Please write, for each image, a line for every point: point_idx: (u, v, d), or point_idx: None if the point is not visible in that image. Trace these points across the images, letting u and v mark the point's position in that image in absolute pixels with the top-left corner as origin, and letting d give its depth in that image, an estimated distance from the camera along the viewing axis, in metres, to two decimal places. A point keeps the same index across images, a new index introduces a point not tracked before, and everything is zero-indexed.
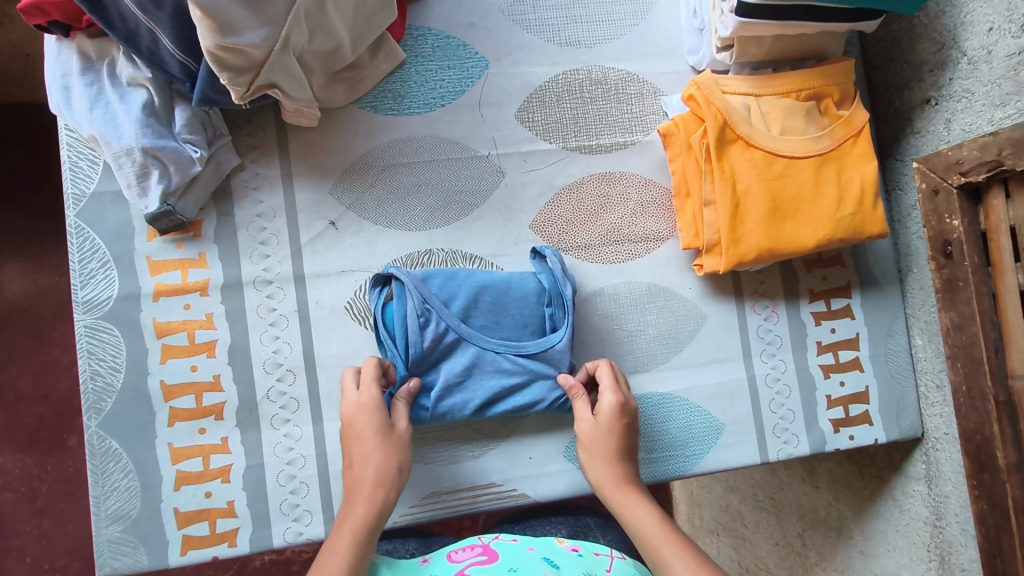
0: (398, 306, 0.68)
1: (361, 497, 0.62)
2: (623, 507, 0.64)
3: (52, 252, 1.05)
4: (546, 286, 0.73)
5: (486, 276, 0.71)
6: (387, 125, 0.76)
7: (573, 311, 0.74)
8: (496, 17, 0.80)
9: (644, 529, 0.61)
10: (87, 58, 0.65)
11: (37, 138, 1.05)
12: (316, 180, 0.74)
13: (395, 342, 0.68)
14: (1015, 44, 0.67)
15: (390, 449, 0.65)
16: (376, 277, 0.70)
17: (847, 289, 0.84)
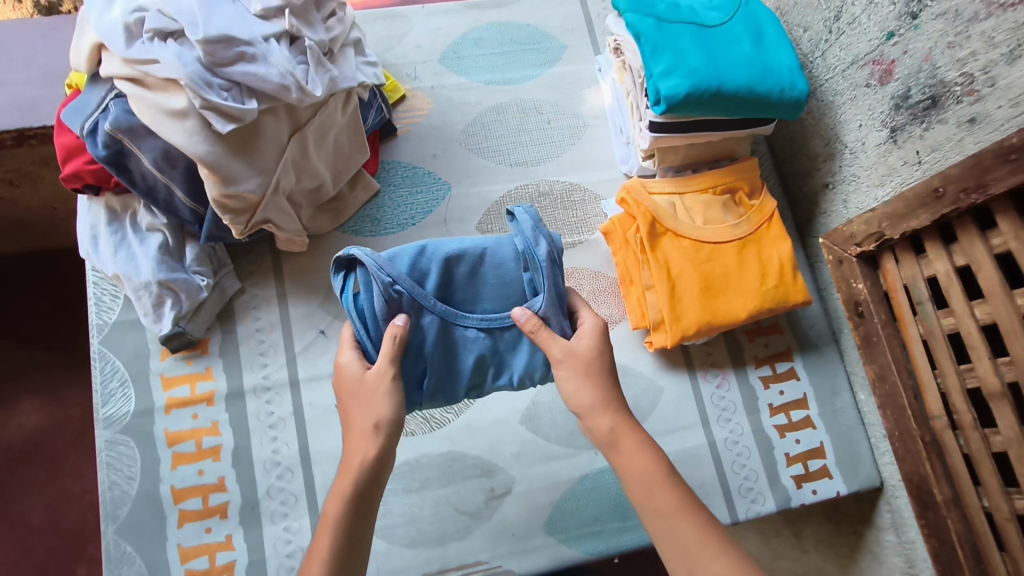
0: (365, 298, 0.61)
1: (354, 464, 0.60)
2: (617, 440, 0.61)
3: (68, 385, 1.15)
4: (520, 248, 0.62)
5: (456, 243, 0.62)
6: (367, 244, 0.89)
7: (555, 271, 0.63)
8: (454, 148, 0.95)
9: (638, 468, 0.59)
10: (113, 212, 0.79)
11: (61, 284, 1.18)
12: (307, 296, 0.86)
13: (368, 333, 0.62)
14: (880, 136, 0.81)
15: (366, 402, 0.61)
16: (337, 262, 0.61)
17: (788, 353, 0.93)
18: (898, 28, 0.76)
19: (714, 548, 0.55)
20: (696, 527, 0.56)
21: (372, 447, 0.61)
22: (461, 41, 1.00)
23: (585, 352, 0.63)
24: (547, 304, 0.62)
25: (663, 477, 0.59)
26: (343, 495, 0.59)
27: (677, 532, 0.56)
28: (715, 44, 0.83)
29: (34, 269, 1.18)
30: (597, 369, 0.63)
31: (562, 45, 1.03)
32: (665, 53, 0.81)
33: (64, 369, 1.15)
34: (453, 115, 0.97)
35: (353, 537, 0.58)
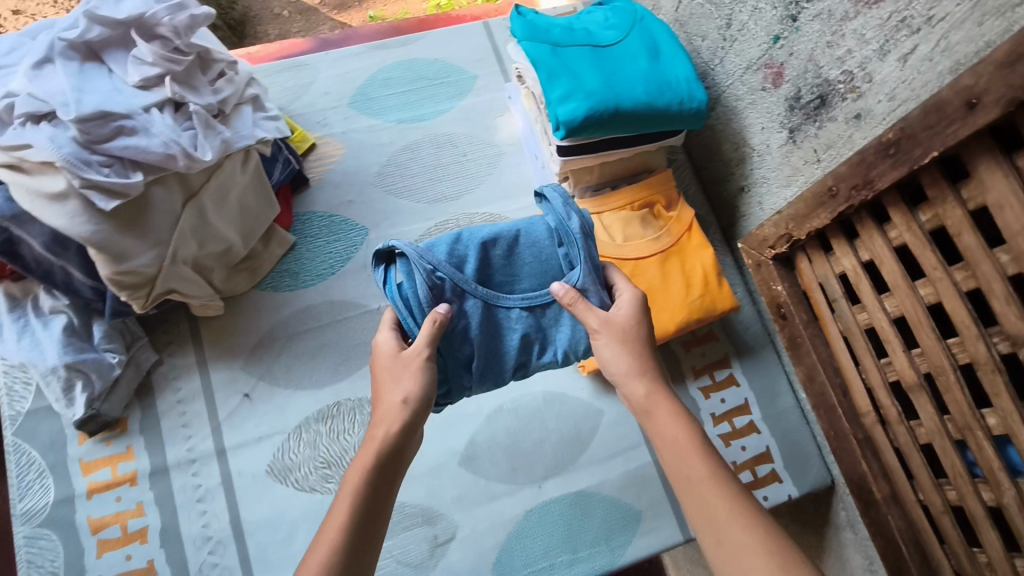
0: (410, 287, 0.59)
1: (377, 435, 0.57)
2: (651, 409, 0.59)
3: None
4: (553, 225, 0.63)
5: (491, 228, 0.62)
6: (287, 299, 0.87)
7: (590, 243, 0.63)
8: (370, 191, 0.94)
9: (669, 436, 0.57)
10: (12, 299, 0.76)
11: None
12: (228, 360, 0.84)
13: (411, 317, 0.59)
14: (781, 137, 0.81)
15: (394, 375, 0.58)
16: (377, 254, 0.59)
17: (726, 360, 0.93)
18: (782, 31, 0.76)
19: (745, 517, 0.52)
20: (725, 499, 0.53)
21: (402, 419, 0.57)
22: (370, 82, 0.99)
23: (627, 320, 0.62)
24: (585, 276, 0.61)
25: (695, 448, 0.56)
26: (363, 470, 0.55)
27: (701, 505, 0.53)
28: (611, 63, 0.84)
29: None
30: (637, 337, 0.61)
31: (472, 76, 1.02)
32: (561, 77, 0.81)
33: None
34: (366, 157, 0.95)
35: (368, 518, 0.54)
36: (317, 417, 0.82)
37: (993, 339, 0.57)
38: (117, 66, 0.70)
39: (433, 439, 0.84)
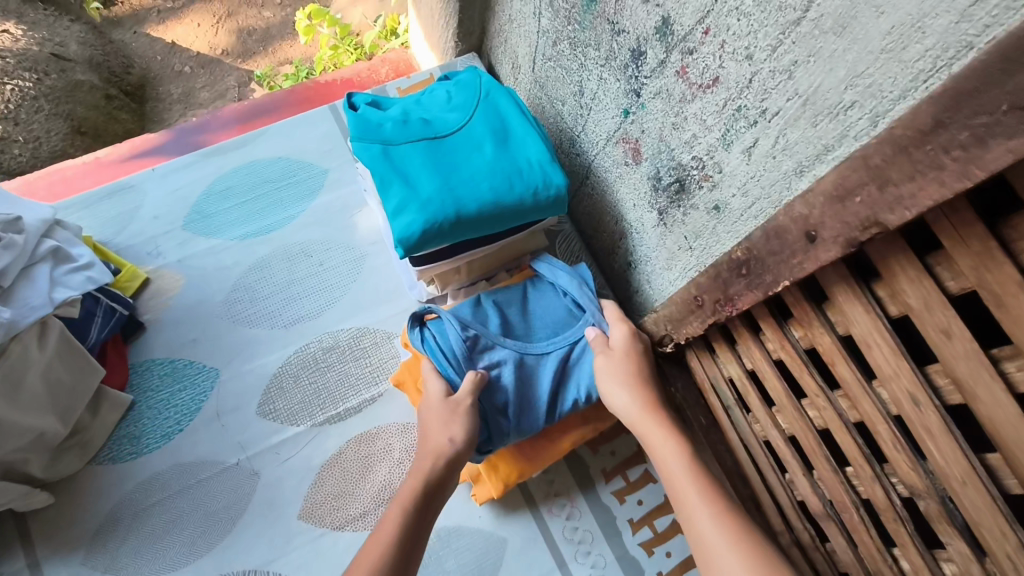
0: (444, 342, 0.74)
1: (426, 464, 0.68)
2: (648, 440, 0.66)
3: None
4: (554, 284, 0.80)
5: (505, 292, 0.80)
6: (130, 471, 0.76)
7: (588, 290, 0.78)
8: (217, 324, 0.84)
9: (667, 462, 0.63)
10: None
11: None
12: (64, 556, 0.73)
13: (453, 367, 0.73)
14: (653, 217, 0.72)
15: (448, 418, 0.70)
16: (413, 318, 0.76)
17: (640, 455, 0.83)
18: (629, 105, 0.67)
19: (728, 522, 0.57)
20: (715, 505, 0.58)
21: (449, 451, 0.68)
22: (207, 196, 0.89)
23: (616, 359, 0.71)
24: (597, 315, 0.76)
25: (692, 467, 0.62)
26: (415, 490, 0.67)
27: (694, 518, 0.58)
28: (452, 157, 0.74)
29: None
30: (628, 371, 0.70)
31: (322, 169, 0.92)
32: (395, 183, 0.71)
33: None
34: (208, 285, 0.85)
35: (412, 530, 0.64)
36: None
37: (890, 480, 0.48)
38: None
39: None
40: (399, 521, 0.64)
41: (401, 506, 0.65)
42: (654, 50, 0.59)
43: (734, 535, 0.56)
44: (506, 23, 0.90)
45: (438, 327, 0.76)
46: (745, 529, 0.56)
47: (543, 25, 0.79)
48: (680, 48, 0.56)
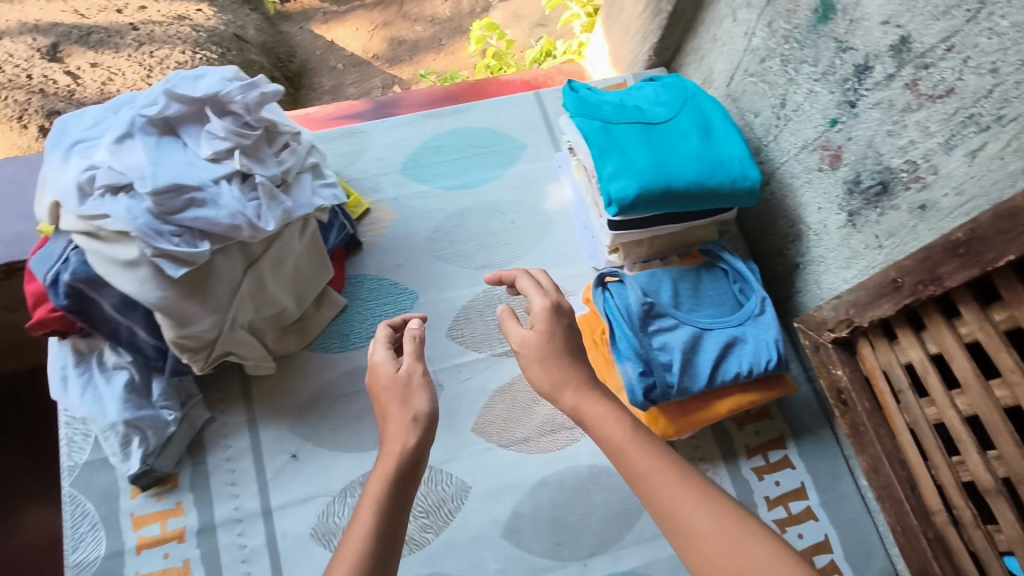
0: (623, 301, 0.84)
1: (392, 451, 0.59)
2: (585, 416, 0.62)
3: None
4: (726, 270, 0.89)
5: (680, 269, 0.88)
6: (336, 360, 0.89)
7: (756, 281, 0.87)
8: (419, 255, 0.95)
9: (615, 438, 0.59)
10: (79, 352, 0.81)
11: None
12: (276, 419, 0.85)
13: (630, 324, 0.82)
14: (840, 218, 0.81)
15: (401, 398, 0.63)
16: (597, 278, 0.86)
17: (781, 440, 0.90)
18: (839, 115, 0.76)
19: (718, 510, 0.52)
20: (676, 477, 0.55)
21: (418, 417, 0.61)
22: (420, 150, 1.03)
23: (539, 339, 0.67)
24: (763, 303, 0.85)
25: (636, 439, 0.59)
26: (385, 481, 0.57)
27: (652, 491, 0.55)
28: (663, 141, 0.85)
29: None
30: (554, 349, 0.66)
31: (521, 143, 1.04)
32: (611, 154, 0.83)
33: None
34: (416, 223, 0.97)
35: (394, 520, 0.55)
36: (362, 481, 0.83)
37: None
38: (190, 139, 0.74)
39: (475, 509, 0.83)
40: (370, 528, 0.54)
41: (374, 499, 0.55)
42: (883, 65, 0.69)
43: (703, 502, 0.53)
44: (708, 41, 1.01)
45: (617, 288, 0.85)
46: (734, 517, 0.52)
47: (753, 44, 0.90)
48: (915, 62, 0.65)
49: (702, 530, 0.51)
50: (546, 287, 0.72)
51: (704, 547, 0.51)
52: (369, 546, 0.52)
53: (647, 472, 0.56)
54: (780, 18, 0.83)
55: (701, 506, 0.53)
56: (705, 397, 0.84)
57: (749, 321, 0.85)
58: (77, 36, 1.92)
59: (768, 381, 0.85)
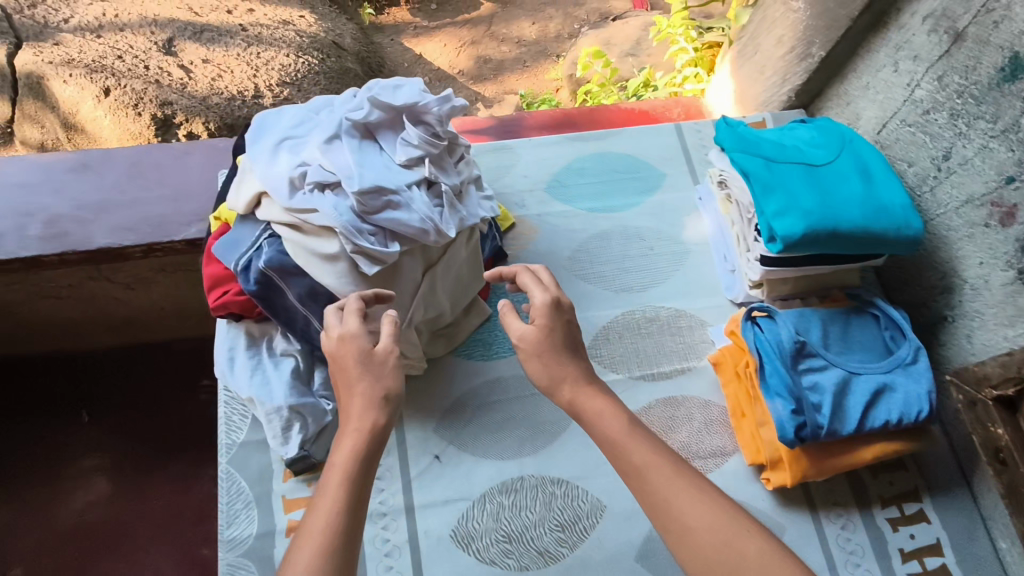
0: (775, 337, 0.85)
1: (352, 428, 0.62)
2: (580, 409, 0.68)
3: (130, 478, 1.41)
4: (875, 317, 0.89)
5: (828, 312, 0.89)
6: (480, 368, 0.92)
7: (908, 330, 0.87)
8: (561, 273, 0.98)
9: (610, 432, 0.66)
10: (251, 337, 0.85)
11: (129, 377, 1.48)
12: (422, 419, 0.89)
13: (781, 361, 0.83)
14: (1006, 275, 0.80)
15: (373, 373, 0.65)
16: (746, 312, 0.88)
17: (916, 493, 0.88)
18: (1019, 173, 0.78)
19: (712, 502, 0.60)
20: (671, 471, 0.63)
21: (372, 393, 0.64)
22: (564, 171, 1.06)
23: (538, 335, 0.71)
24: (917, 352, 0.85)
25: (632, 435, 0.65)
26: (352, 454, 0.61)
27: (647, 483, 0.62)
28: (826, 183, 0.86)
29: (90, 376, 1.48)
30: (553, 345, 0.70)
31: (660, 172, 1.07)
32: (774, 192, 0.84)
33: (140, 453, 1.43)
34: (558, 241, 1.00)
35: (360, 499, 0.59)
36: (501, 488, 0.85)
37: None
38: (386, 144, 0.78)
39: (610, 529, 0.83)
40: (338, 503, 0.57)
41: (342, 472, 0.59)
42: None
43: (699, 497, 0.61)
44: (857, 89, 1.02)
45: (768, 324, 0.86)
46: (730, 517, 0.60)
47: (916, 95, 0.91)
48: None
49: (696, 524, 0.59)
50: (547, 283, 0.76)
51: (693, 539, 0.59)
52: (346, 515, 0.57)
53: (642, 466, 0.63)
54: (955, 72, 0.84)
55: (695, 501, 0.61)
56: (849, 441, 0.83)
57: (898, 370, 0.85)
58: (190, 31, 2.02)
59: (914, 431, 0.84)
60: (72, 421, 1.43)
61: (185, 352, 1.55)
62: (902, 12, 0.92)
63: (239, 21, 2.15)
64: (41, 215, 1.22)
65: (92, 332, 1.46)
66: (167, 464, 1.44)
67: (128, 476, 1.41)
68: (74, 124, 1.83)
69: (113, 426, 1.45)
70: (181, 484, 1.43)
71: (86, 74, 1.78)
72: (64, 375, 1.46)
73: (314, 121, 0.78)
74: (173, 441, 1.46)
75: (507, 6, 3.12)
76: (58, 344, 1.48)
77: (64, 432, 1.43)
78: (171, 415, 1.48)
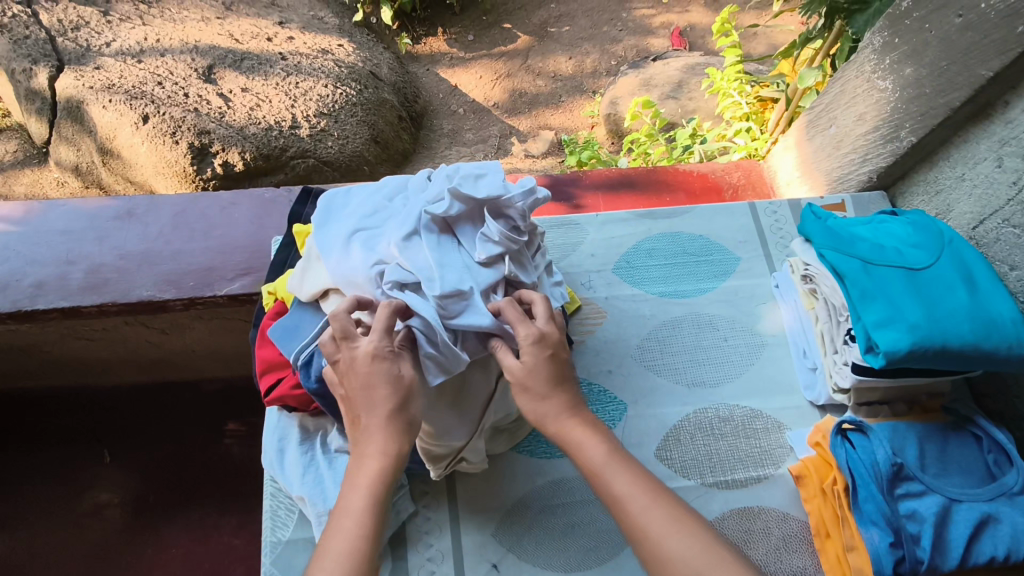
0: (869, 456, 0.78)
1: (370, 455, 0.62)
2: (568, 440, 0.68)
3: (147, 517, 1.39)
4: (975, 437, 0.82)
5: (923, 429, 0.82)
6: (542, 467, 0.86)
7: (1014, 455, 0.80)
8: (630, 364, 0.93)
9: (591, 457, 0.66)
10: (305, 430, 0.80)
11: (156, 415, 1.49)
12: (479, 522, 0.82)
13: (877, 484, 0.76)
14: None
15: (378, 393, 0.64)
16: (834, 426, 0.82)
17: None
18: None
19: (701, 539, 0.60)
20: (648, 499, 0.62)
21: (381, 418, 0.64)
22: (633, 252, 1.01)
23: (525, 372, 0.67)
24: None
25: (610, 463, 0.65)
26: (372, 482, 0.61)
27: (627, 512, 0.62)
28: (930, 291, 0.80)
29: (116, 413, 1.48)
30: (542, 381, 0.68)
31: (734, 257, 1.01)
32: (874, 299, 0.79)
33: (161, 495, 1.42)
34: (627, 327, 0.95)
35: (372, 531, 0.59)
36: None
37: None
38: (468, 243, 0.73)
39: None
40: (360, 530, 0.59)
41: (360, 500, 0.60)
42: None
43: (680, 527, 0.61)
44: (950, 178, 0.97)
45: (860, 441, 0.80)
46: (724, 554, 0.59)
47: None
48: None
49: (674, 553, 0.59)
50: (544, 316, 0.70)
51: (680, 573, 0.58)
52: (354, 547, 0.57)
53: (621, 495, 0.63)
54: None
55: (678, 531, 0.60)
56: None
57: (1004, 499, 0.77)
58: (231, 60, 2.14)
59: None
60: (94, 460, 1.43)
61: (212, 393, 1.54)
62: (1005, 106, 0.87)
63: (278, 50, 2.28)
64: (83, 263, 1.19)
65: (122, 371, 1.45)
66: (185, 506, 1.41)
67: (145, 515, 1.39)
68: (112, 149, 1.94)
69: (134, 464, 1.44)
70: (196, 527, 1.39)
71: (127, 101, 1.87)
72: (90, 411, 1.47)
73: (390, 210, 0.75)
74: (191, 485, 1.43)
75: (545, 41, 3.10)
76: (84, 379, 1.46)
77: (85, 470, 1.42)
78: (190, 459, 1.46)
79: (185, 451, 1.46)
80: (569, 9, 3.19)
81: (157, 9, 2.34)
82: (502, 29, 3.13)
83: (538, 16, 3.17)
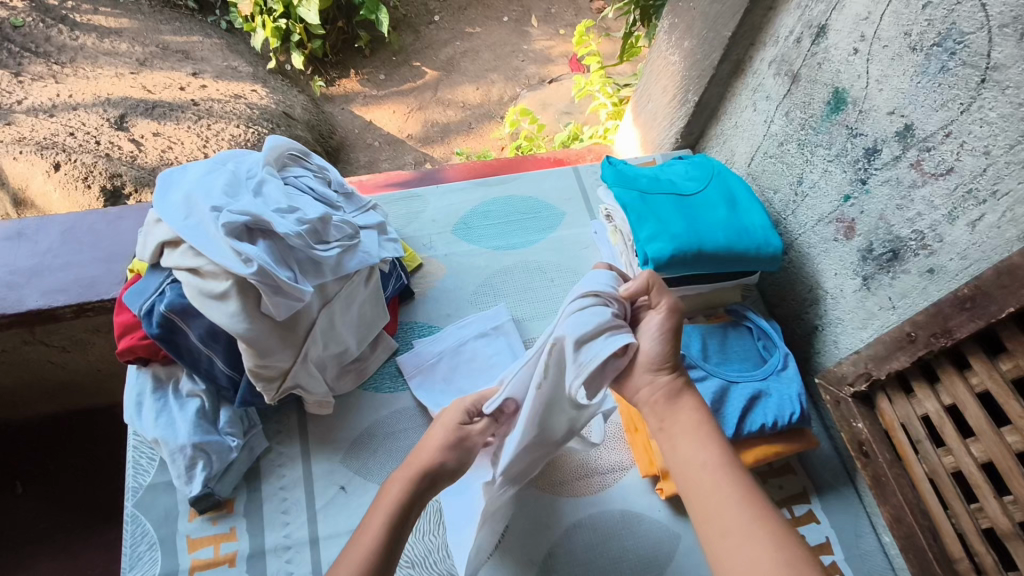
0: None
1: (406, 475, 0.75)
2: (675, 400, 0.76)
3: (61, 542, 1.35)
4: (755, 332, 0.97)
5: (707, 327, 0.96)
6: (386, 400, 0.95)
7: (780, 341, 0.95)
8: (465, 306, 1.04)
9: (691, 424, 0.74)
10: (158, 379, 0.89)
11: (65, 444, 1.46)
12: (328, 453, 0.91)
13: None
14: (855, 283, 0.87)
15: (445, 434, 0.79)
16: None
17: (805, 495, 0.92)
18: (852, 191, 0.85)
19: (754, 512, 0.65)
20: (725, 474, 0.69)
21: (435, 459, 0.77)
22: (471, 214, 1.15)
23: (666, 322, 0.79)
24: (786, 359, 0.93)
25: (704, 437, 0.73)
26: (404, 486, 0.74)
27: (702, 479, 0.70)
28: (694, 212, 0.95)
29: (18, 444, 1.44)
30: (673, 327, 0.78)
31: (561, 212, 1.15)
32: (647, 220, 0.92)
33: (72, 525, 1.38)
34: (464, 277, 1.07)
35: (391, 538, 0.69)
36: None
37: None
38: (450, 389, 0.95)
39: (512, 547, 0.86)
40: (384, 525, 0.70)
41: (392, 500, 0.72)
42: (891, 147, 0.78)
43: (742, 505, 0.66)
44: (730, 128, 1.12)
45: None
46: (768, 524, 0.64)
47: (772, 130, 1.00)
48: (918, 146, 0.74)
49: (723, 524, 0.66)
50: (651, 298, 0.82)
51: (755, 547, 0.63)
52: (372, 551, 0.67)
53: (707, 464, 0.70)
54: (797, 108, 0.93)
55: (732, 504, 0.67)
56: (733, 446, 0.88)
57: (772, 376, 0.91)
58: (142, 108, 2.16)
59: (794, 432, 0.90)
60: (5, 491, 1.38)
61: None
62: (752, 60, 1.02)
63: (191, 97, 2.33)
64: None
65: (28, 402, 1.43)
66: (100, 529, 1.39)
67: (60, 535, 1.36)
68: (27, 201, 1.83)
69: (47, 493, 1.39)
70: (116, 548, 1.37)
71: (37, 152, 1.82)
72: None
73: (236, 181, 0.85)
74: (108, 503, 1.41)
75: None
76: None
77: None
78: (106, 480, 1.43)
79: (101, 475, 1.44)
80: (473, 44, 3.15)
81: (70, 68, 2.30)
82: (413, 66, 3.07)
83: (444, 53, 3.13)
